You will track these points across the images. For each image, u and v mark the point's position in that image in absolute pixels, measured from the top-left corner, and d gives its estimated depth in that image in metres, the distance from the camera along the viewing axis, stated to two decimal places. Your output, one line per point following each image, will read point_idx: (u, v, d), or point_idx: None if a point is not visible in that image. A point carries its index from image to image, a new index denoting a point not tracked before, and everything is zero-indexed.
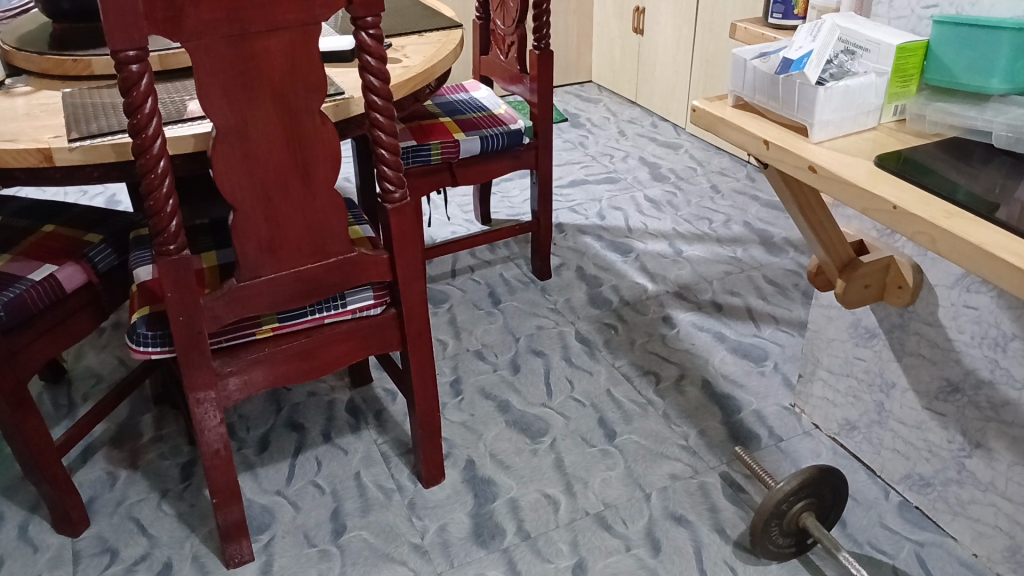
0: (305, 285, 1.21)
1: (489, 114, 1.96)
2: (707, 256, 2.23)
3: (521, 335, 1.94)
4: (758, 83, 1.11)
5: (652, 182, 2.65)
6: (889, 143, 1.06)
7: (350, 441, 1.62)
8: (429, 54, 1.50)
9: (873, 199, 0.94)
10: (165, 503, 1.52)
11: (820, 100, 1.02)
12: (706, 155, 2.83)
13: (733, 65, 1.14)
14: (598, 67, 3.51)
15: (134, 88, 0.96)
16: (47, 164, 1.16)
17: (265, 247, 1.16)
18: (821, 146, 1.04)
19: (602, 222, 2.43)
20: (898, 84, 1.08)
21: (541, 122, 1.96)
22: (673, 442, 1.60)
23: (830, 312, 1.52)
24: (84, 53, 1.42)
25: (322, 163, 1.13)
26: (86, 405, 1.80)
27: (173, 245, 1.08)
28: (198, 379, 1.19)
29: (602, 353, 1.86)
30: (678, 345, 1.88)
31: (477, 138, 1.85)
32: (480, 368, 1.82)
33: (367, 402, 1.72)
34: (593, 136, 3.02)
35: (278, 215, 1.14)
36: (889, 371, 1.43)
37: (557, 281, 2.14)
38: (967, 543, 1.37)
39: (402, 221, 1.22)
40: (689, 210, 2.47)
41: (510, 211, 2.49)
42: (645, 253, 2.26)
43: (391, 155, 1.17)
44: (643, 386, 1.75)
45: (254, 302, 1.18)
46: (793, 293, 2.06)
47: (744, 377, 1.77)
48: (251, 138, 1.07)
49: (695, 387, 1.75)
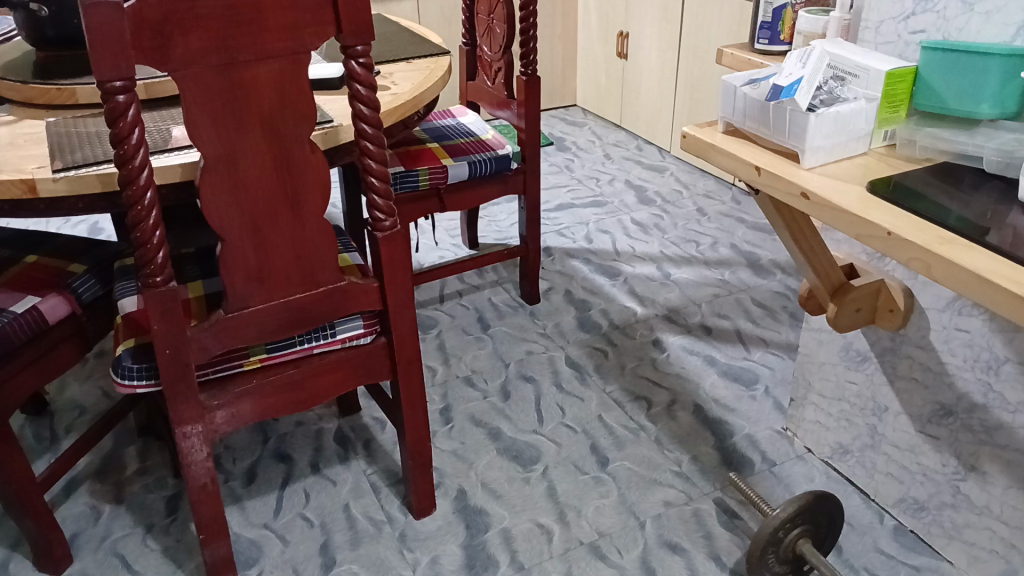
0: (294, 315, 1.19)
1: (477, 140, 1.96)
2: (696, 279, 2.23)
3: (511, 360, 1.92)
4: (749, 110, 1.11)
5: (638, 205, 2.66)
6: (880, 168, 1.06)
7: (339, 471, 1.60)
8: (418, 81, 1.50)
9: (867, 225, 0.94)
10: (150, 538, 1.48)
11: (811, 126, 1.02)
12: (692, 178, 2.84)
13: (723, 92, 1.14)
14: (583, 91, 3.53)
15: (121, 119, 0.95)
16: (31, 195, 1.14)
17: (254, 277, 1.14)
18: (812, 172, 1.04)
19: (590, 246, 2.43)
20: (888, 110, 1.08)
21: (529, 147, 1.95)
22: (666, 469, 1.58)
23: (821, 335, 1.52)
24: (69, 82, 1.41)
25: (311, 191, 1.12)
26: (69, 437, 1.77)
27: (160, 276, 1.06)
28: (185, 412, 1.17)
29: (593, 378, 1.85)
30: (668, 369, 1.87)
31: (465, 164, 1.84)
32: (470, 395, 1.81)
33: (355, 431, 1.70)
34: (578, 160, 3.03)
35: (267, 245, 1.13)
36: (881, 395, 1.43)
37: (546, 306, 2.13)
38: (963, 567, 1.36)
39: (393, 248, 1.21)
40: (676, 233, 2.48)
41: (497, 235, 2.49)
42: (633, 276, 2.26)
43: (381, 183, 1.16)
44: (634, 411, 1.74)
45: (242, 333, 1.16)
46: (781, 315, 2.06)
47: (735, 401, 1.76)
48: (240, 167, 1.06)
49: (686, 411, 1.74)
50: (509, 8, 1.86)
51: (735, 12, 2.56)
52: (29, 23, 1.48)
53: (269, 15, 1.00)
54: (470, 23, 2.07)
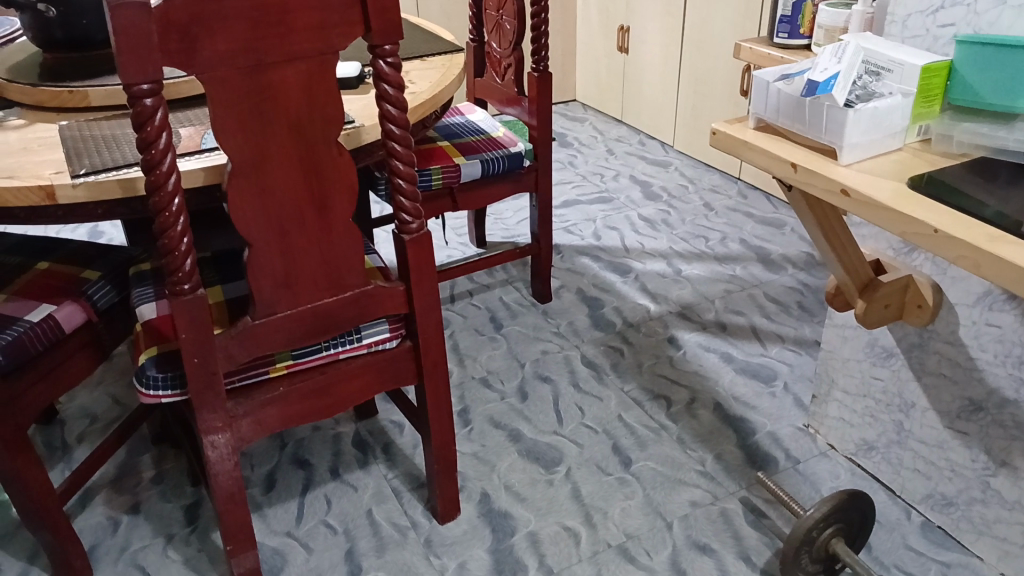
0: (320, 320, 1.17)
1: (488, 137, 1.94)
2: (708, 275, 2.22)
3: (527, 360, 1.91)
4: (783, 106, 1.10)
5: (645, 201, 2.65)
6: (916, 164, 1.05)
7: (359, 476, 1.58)
8: (435, 80, 1.48)
9: (911, 222, 0.93)
10: (171, 549, 1.46)
11: (850, 122, 1.01)
12: (697, 173, 2.83)
13: (755, 89, 1.13)
14: (583, 86, 3.51)
15: (148, 124, 0.93)
16: (50, 202, 1.11)
17: (280, 282, 1.12)
18: (850, 168, 1.03)
19: (599, 242, 2.41)
20: (923, 104, 1.07)
21: (541, 144, 1.93)
22: (690, 468, 1.57)
23: (846, 331, 1.51)
24: (80, 85, 1.38)
25: (338, 195, 1.10)
26: (81, 446, 1.74)
27: (187, 284, 1.04)
28: (212, 420, 1.14)
29: (610, 377, 1.84)
30: (686, 367, 1.86)
31: (478, 162, 1.82)
32: (488, 396, 1.79)
33: (374, 435, 1.68)
34: (582, 155, 3.01)
35: (294, 250, 1.11)
36: (907, 390, 1.42)
37: (558, 304, 2.12)
38: (994, 562, 1.36)
39: (419, 250, 1.19)
40: (685, 229, 2.47)
41: (505, 233, 2.47)
42: (644, 273, 2.25)
43: (408, 185, 1.14)
44: (654, 410, 1.73)
45: (269, 339, 1.14)
46: (796, 310, 2.05)
47: (755, 398, 1.75)
48: (267, 171, 1.03)
49: (707, 409, 1.73)
50: (519, 4, 1.84)
51: (740, 6, 2.54)
52: (36, 25, 1.45)
53: (296, 16, 0.97)
54: (478, 19, 2.04)
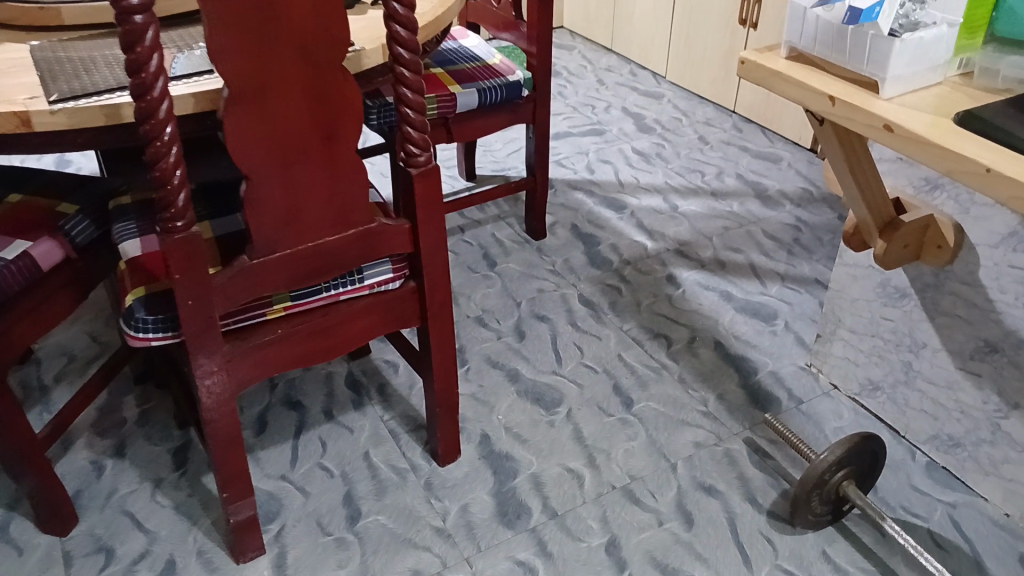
0: (323, 260, 1.10)
1: (484, 65, 1.84)
2: (704, 211, 2.17)
3: (522, 299, 1.86)
4: (820, 34, 1.03)
5: (638, 134, 2.57)
6: (958, 99, 0.99)
7: (355, 418, 1.53)
8: (437, 0, 1.39)
9: (962, 161, 0.87)
10: (160, 494, 1.41)
11: (895, 53, 0.96)
12: (690, 105, 2.75)
13: (789, 13, 1.06)
14: (571, 13, 3.38)
15: (139, 44, 0.84)
16: (26, 129, 1.02)
17: (282, 219, 1.04)
18: (891, 102, 0.97)
19: (592, 176, 2.35)
20: (966, 36, 1.02)
21: (540, 73, 1.84)
22: (693, 409, 1.55)
23: (856, 270, 1.47)
24: (51, 0, 1.26)
25: (343, 125, 1.02)
26: (60, 387, 1.67)
27: (181, 220, 0.97)
28: (209, 365, 1.08)
29: (609, 316, 1.80)
30: (686, 305, 1.82)
31: (475, 91, 1.73)
32: (484, 335, 1.74)
33: (368, 375, 1.63)
34: (571, 86, 2.91)
35: (297, 184, 1.03)
36: (919, 331, 1.40)
37: (552, 241, 2.06)
38: (998, 502, 1.35)
39: (428, 185, 1.11)
40: (679, 163, 2.40)
41: (495, 167, 2.39)
42: (640, 208, 2.19)
43: (417, 115, 1.06)
44: (655, 350, 1.70)
45: (269, 280, 1.07)
46: (795, 248, 2.02)
47: (756, 337, 1.73)
48: (269, 99, 0.95)
49: (707, 349, 1.70)
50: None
51: None
52: None
53: None
54: None
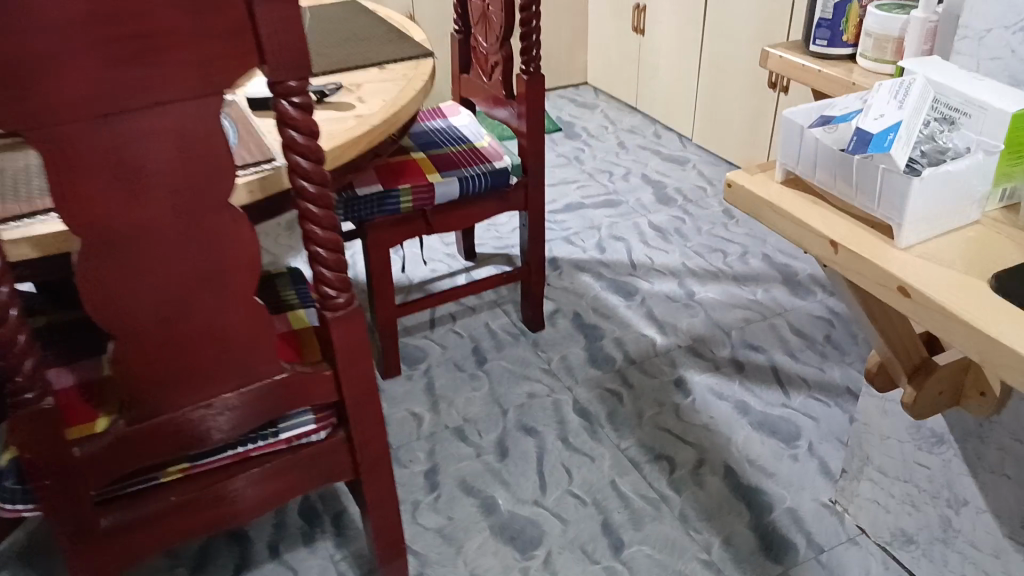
0: (221, 419, 0.94)
1: (470, 149, 1.69)
2: (723, 300, 1.96)
3: (510, 406, 1.65)
4: (821, 161, 0.84)
5: (656, 206, 2.37)
6: (998, 248, 0.78)
7: (303, 558, 1.34)
8: (394, 95, 1.23)
9: (994, 346, 0.66)
10: None
11: (913, 193, 0.75)
12: (716, 172, 2.54)
13: (783, 130, 0.88)
14: (594, 68, 3.21)
15: None
16: None
17: (165, 378, 0.88)
18: (909, 253, 0.78)
19: (603, 256, 2.16)
20: (1010, 163, 0.80)
21: (531, 157, 1.67)
22: (692, 556, 1.32)
23: (885, 403, 1.25)
24: None
25: (236, 271, 0.86)
26: None
27: (32, 390, 0.80)
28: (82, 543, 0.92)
29: (605, 430, 1.58)
30: (694, 418, 1.61)
31: (455, 181, 1.58)
32: (461, 452, 1.54)
33: (325, 501, 1.44)
34: (589, 149, 2.73)
35: (180, 339, 0.86)
36: (960, 484, 1.17)
37: (551, 334, 1.87)
38: None
39: (349, 331, 0.95)
40: (699, 241, 2.20)
41: (497, 244, 2.22)
42: (651, 295, 1.99)
43: (331, 254, 0.89)
44: (654, 475, 1.48)
45: (156, 444, 0.91)
46: (824, 347, 1.79)
47: (773, 462, 1.50)
48: (138, 249, 0.79)
49: (715, 476, 1.47)
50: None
51: None
52: None
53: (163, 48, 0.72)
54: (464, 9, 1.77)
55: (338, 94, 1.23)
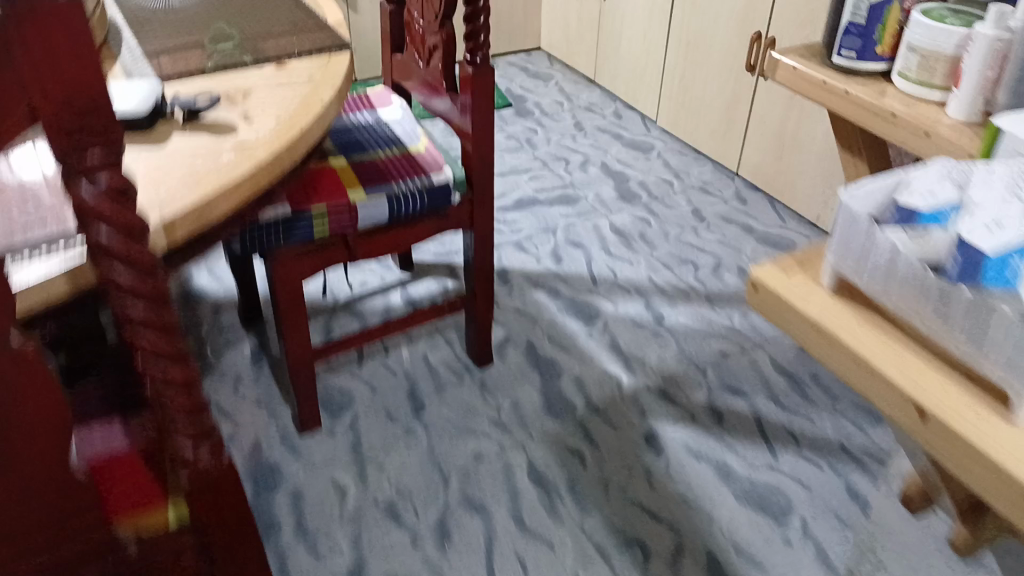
0: None
1: (402, 155, 1.37)
2: (697, 327, 1.71)
3: (452, 471, 1.39)
4: (902, 279, 0.64)
5: (619, 204, 2.10)
6: None
7: None
8: (293, 111, 0.89)
9: None
10: None
11: None
12: (685, 162, 2.28)
13: (838, 221, 0.69)
14: (549, 32, 2.88)
15: None
16: None
17: None
18: None
19: (559, 267, 1.89)
20: None
21: (477, 169, 1.36)
22: None
23: None
24: None
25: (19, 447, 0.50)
26: None
27: None
28: None
29: (565, 504, 1.33)
30: (669, 488, 1.37)
31: (383, 199, 1.26)
32: (393, 538, 1.27)
33: None
34: (543, 130, 2.43)
35: None
36: None
37: (500, 372, 1.60)
38: None
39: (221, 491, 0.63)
40: (666, 249, 1.94)
41: (437, 250, 1.94)
42: (615, 319, 1.74)
43: (185, 399, 0.56)
44: (625, 569, 1.24)
45: None
46: (812, 390, 1.57)
47: (763, 549, 1.27)
48: None
49: (696, 568, 1.24)
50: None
51: None
52: None
53: None
54: None
55: (216, 109, 0.89)
